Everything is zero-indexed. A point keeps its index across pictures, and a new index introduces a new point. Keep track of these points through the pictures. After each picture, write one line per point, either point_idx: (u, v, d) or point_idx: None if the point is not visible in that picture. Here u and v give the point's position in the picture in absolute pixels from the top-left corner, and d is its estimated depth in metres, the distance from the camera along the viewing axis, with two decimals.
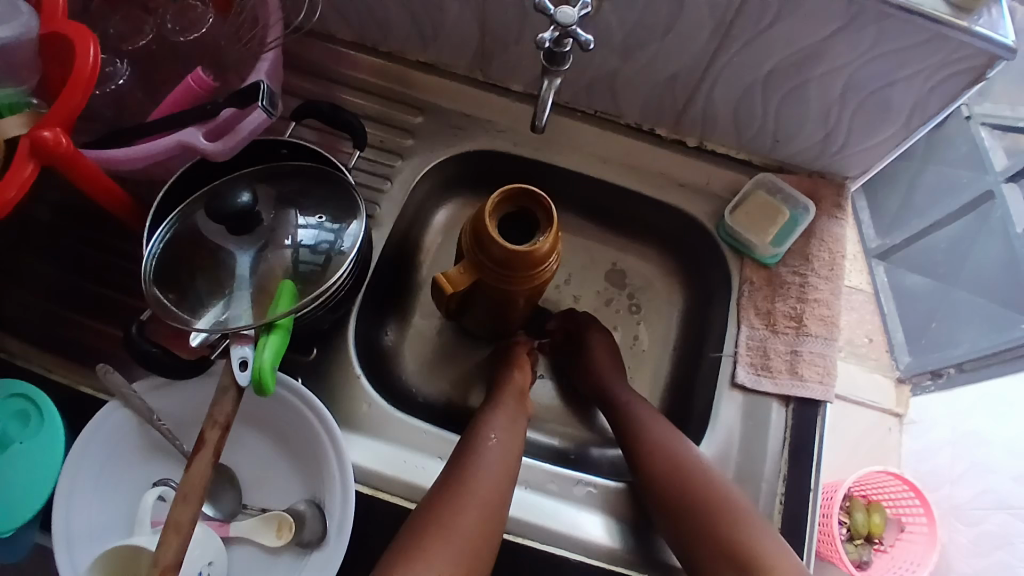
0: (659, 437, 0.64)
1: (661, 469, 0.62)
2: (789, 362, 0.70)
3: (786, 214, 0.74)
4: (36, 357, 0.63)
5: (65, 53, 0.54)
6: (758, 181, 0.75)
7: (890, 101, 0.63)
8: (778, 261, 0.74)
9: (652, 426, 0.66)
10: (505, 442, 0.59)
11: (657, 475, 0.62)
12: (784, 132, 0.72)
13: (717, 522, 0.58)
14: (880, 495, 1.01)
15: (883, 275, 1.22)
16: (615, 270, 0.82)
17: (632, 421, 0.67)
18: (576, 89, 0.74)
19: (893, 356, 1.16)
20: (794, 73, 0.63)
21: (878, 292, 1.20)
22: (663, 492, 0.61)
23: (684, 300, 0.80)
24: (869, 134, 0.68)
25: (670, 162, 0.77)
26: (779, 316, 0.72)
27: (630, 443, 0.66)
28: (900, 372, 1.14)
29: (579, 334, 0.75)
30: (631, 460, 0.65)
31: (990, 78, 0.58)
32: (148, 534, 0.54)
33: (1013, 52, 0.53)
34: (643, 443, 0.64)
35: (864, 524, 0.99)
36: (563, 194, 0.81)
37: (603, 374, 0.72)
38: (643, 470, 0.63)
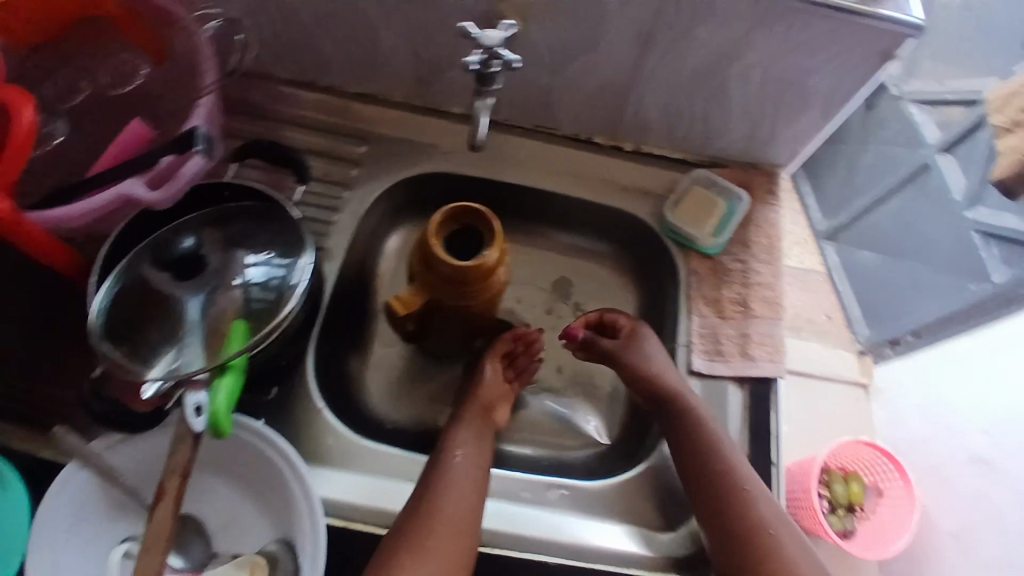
0: (689, 417, 0.66)
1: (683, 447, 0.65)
2: (741, 344, 0.72)
3: (722, 206, 0.77)
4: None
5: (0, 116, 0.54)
6: (692, 176, 0.78)
7: (808, 88, 0.67)
8: (720, 251, 0.76)
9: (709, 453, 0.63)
10: (471, 458, 0.60)
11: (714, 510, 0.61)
12: (714, 128, 0.75)
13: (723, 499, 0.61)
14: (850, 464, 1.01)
15: (834, 255, 1.18)
16: (562, 280, 0.84)
17: (667, 413, 0.68)
18: (513, 106, 0.76)
19: (852, 331, 1.10)
20: (717, 73, 0.67)
21: (832, 272, 1.16)
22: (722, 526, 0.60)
23: (636, 298, 0.83)
24: (794, 119, 0.71)
25: (612, 168, 0.79)
26: (727, 302, 0.74)
27: (690, 470, 0.64)
28: (860, 344, 1.09)
29: (631, 331, 0.73)
30: (692, 491, 0.63)
31: (898, 57, 0.62)
32: None
33: (921, 30, 0.58)
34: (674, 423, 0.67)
35: (843, 494, 0.98)
36: (513, 208, 0.83)
37: (633, 379, 0.70)
38: (706, 504, 0.62)
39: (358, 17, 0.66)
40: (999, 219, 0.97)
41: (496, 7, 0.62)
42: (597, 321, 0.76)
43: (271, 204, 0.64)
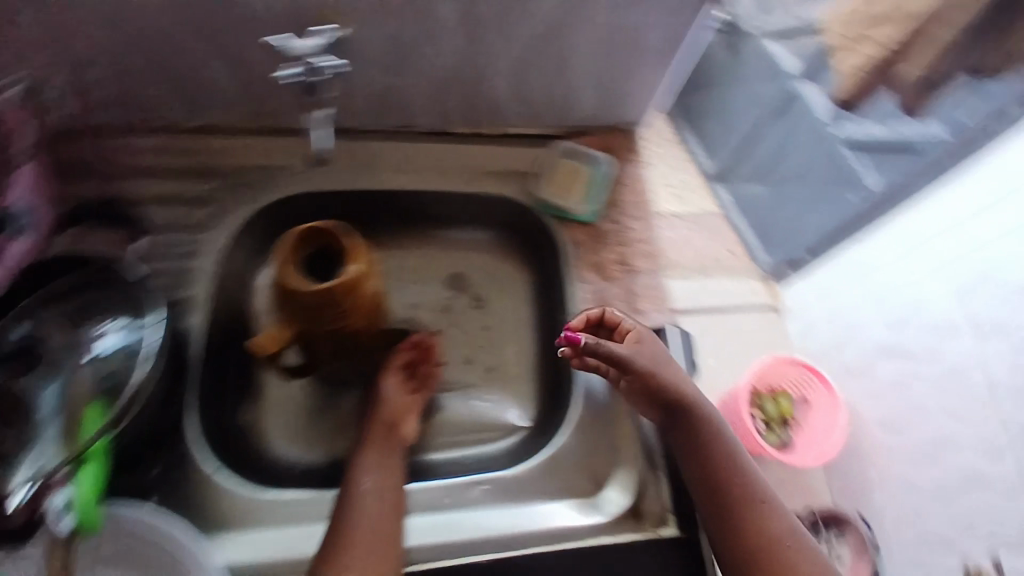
0: (700, 425, 0.63)
1: (693, 455, 0.62)
2: (630, 302, 0.74)
3: (587, 171, 0.78)
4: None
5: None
6: (553, 148, 0.78)
7: (644, 43, 0.68)
8: (597, 215, 0.77)
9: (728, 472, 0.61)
10: (380, 482, 0.58)
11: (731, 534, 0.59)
12: (567, 98, 0.75)
13: (733, 510, 0.59)
14: (782, 382, 0.86)
15: (728, 195, 1.02)
16: (456, 275, 0.82)
17: (684, 423, 0.63)
18: (363, 112, 0.73)
19: (753, 258, 0.98)
20: (556, 43, 0.67)
21: (726, 211, 1.02)
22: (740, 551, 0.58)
23: (530, 278, 0.82)
24: (638, 75, 0.73)
25: (476, 154, 0.78)
26: (610, 264, 0.75)
27: (700, 485, 0.62)
28: (766, 270, 0.97)
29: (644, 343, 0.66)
30: (700, 497, 0.62)
31: None
32: None
33: None
34: (686, 432, 0.63)
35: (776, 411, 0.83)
36: (388, 215, 0.80)
37: (643, 386, 0.65)
38: (716, 522, 0.60)
39: (168, 49, 0.61)
40: (863, 130, 0.79)
41: (313, 14, 0.59)
42: (602, 323, 0.68)
43: (100, 264, 0.61)
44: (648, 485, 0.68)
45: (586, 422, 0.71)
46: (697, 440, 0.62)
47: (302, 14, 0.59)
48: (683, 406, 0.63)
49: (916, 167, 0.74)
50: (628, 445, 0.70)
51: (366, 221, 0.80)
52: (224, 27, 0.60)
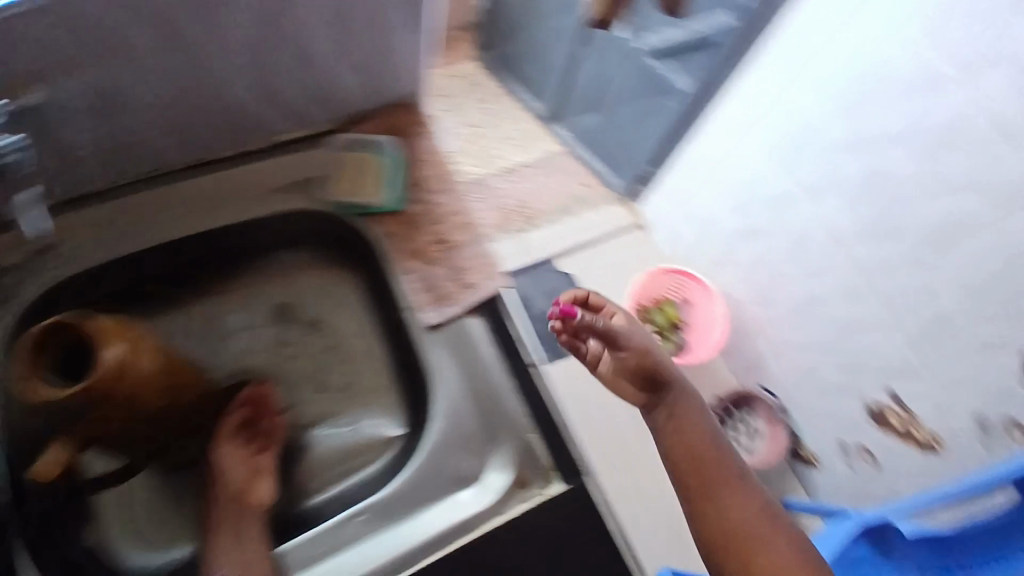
0: (684, 411, 0.62)
1: (675, 442, 0.61)
2: (458, 279, 0.71)
3: (378, 159, 0.73)
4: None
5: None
6: (335, 145, 0.74)
7: (383, 19, 0.62)
8: (402, 200, 0.73)
9: (705, 450, 0.60)
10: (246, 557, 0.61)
11: (708, 515, 0.57)
12: (326, 91, 0.69)
13: (712, 493, 0.58)
14: (662, 290, 0.92)
15: (566, 132, 1.18)
16: (281, 305, 0.80)
17: (672, 411, 0.63)
18: (105, 165, 0.66)
19: (607, 182, 1.08)
20: (280, 42, 0.61)
21: (571, 145, 1.16)
22: (713, 528, 0.56)
23: (356, 284, 0.80)
24: (396, 50, 0.67)
25: (255, 175, 0.72)
26: (427, 245, 0.72)
27: (681, 468, 0.60)
28: (622, 192, 1.05)
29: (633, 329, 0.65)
30: (682, 482, 0.60)
31: None
32: None
33: None
34: (669, 418, 0.63)
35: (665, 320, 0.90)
36: (186, 272, 0.75)
37: (623, 370, 0.64)
38: (697, 505, 0.58)
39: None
40: (661, 37, 0.94)
41: None
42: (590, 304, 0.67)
43: None
44: (525, 453, 0.67)
45: (457, 412, 0.67)
46: (678, 425, 0.62)
47: None
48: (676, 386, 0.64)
49: (717, 60, 0.83)
50: (504, 426, 0.68)
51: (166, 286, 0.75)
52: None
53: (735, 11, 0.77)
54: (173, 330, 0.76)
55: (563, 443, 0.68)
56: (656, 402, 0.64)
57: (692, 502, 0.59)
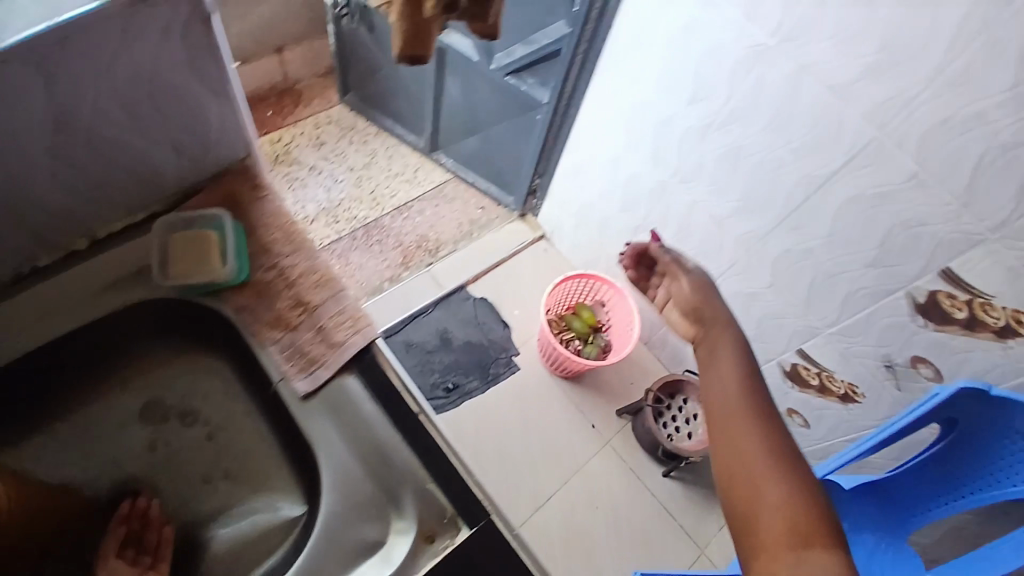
0: (720, 375, 0.63)
1: (719, 400, 0.61)
2: (325, 340, 0.68)
3: (212, 233, 0.68)
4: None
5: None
6: (162, 227, 0.69)
7: (180, 90, 0.60)
8: (248, 271, 0.70)
9: (741, 399, 0.60)
10: None
11: (719, 443, 0.59)
12: (142, 174, 0.65)
13: (731, 431, 0.59)
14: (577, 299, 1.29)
15: (449, 160, 1.47)
16: (149, 404, 0.74)
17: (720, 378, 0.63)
18: None
19: (504, 204, 1.44)
20: (73, 139, 0.57)
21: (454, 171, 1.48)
22: (727, 460, 0.58)
23: (224, 361, 0.75)
24: (206, 117, 0.64)
25: (79, 278, 0.66)
26: (288, 313, 0.69)
27: (723, 421, 0.60)
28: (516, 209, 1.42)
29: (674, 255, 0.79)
30: (719, 432, 0.60)
31: (216, 13, 0.57)
32: None
33: None
34: (717, 384, 0.63)
35: (582, 325, 1.25)
36: (35, 399, 0.68)
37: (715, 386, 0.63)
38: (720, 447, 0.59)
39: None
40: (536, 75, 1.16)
41: None
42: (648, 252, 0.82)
43: None
44: (425, 505, 0.65)
45: (344, 482, 0.64)
46: (721, 390, 0.62)
47: None
48: (717, 321, 0.69)
49: None
50: (398, 484, 0.66)
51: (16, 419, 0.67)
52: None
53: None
54: (29, 458, 0.68)
55: (462, 484, 0.66)
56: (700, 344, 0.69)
57: (713, 437, 0.60)
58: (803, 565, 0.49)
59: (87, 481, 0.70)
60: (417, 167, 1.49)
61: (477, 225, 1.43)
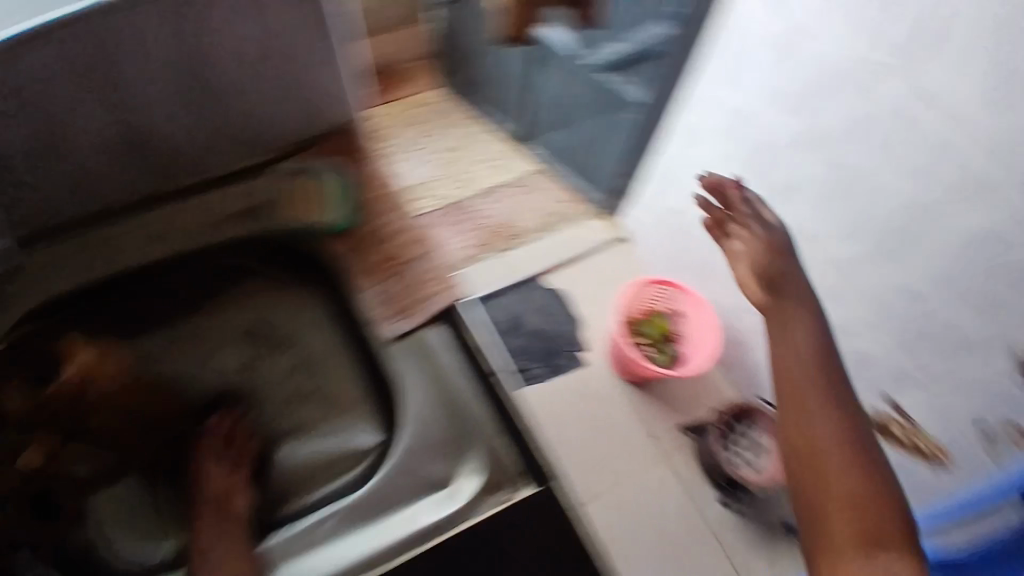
0: (793, 346, 0.64)
1: (788, 379, 0.63)
2: (414, 292, 0.75)
3: (330, 182, 0.80)
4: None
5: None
6: (287, 171, 0.80)
7: (296, 47, 0.69)
8: (354, 219, 0.79)
9: (811, 382, 0.62)
10: (228, 554, 0.63)
11: (795, 436, 0.62)
12: (266, 120, 0.75)
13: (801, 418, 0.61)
14: None
15: None
16: (252, 327, 0.81)
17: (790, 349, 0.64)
18: (67, 204, 0.72)
19: None
20: (208, 79, 0.67)
21: None
22: (798, 447, 0.61)
23: (320, 298, 0.83)
24: (315, 75, 0.73)
25: (213, 205, 0.78)
26: (381, 261, 0.76)
27: (794, 404, 0.62)
28: None
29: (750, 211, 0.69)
30: (792, 417, 0.62)
31: None
32: None
33: None
34: (787, 358, 0.64)
35: None
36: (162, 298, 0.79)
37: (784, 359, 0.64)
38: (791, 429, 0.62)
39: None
40: None
41: None
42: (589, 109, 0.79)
43: None
44: (494, 460, 0.69)
45: (424, 417, 0.70)
46: (790, 369, 0.63)
47: None
48: (792, 291, 0.65)
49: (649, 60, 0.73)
50: (473, 431, 0.70)
51: (144, 315, 0.78)
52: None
53: (672, 17, 0.68)
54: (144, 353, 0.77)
55: (527, 443, 0.70)
56: (766, 310, 0.66)
57: (784, 422, 0.63)
58: (874, 560, 0.55)
59: (189, 379, 0.78)
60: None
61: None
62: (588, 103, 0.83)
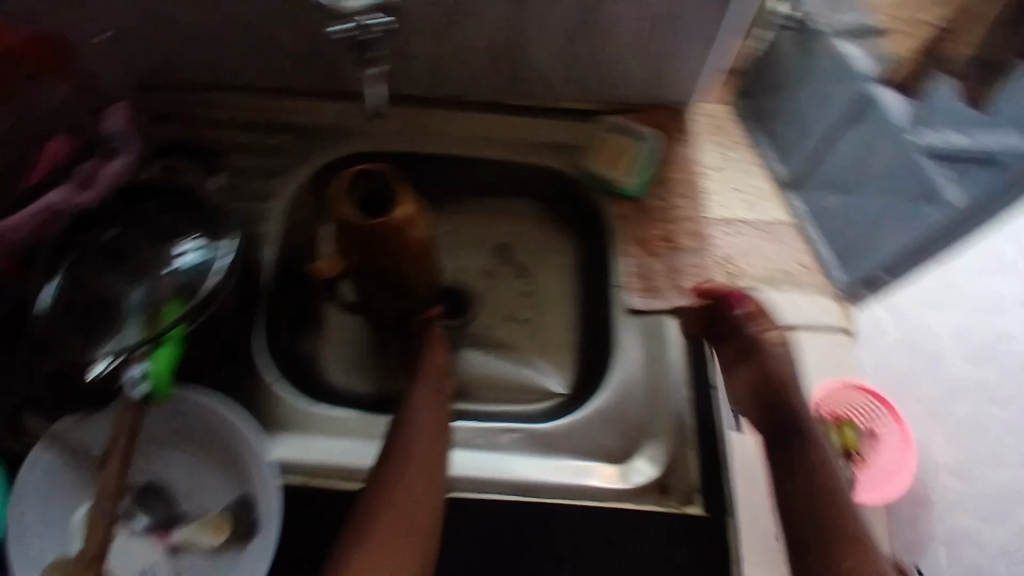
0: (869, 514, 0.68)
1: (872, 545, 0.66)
2: (671, 278, 0.73)
3: (639, 151, 0.77)
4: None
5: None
6: (605, 125, 0.78)
7: (688, 26, 0.67)
8: (644, 193, 0.76)
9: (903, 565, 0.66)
10: (432, 415, 0.67)
11: None
12: (616, 77, 0.75)
13: None
14: None
15: None
16: (501, 245, 0.87)
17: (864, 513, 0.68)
18: (422, 80, 0.77)
19: None
20: (596, 22, 0.68)
21: None
22: None
23: (577, 250, 0.85)
24: (685, 57, 0.71)
25: (526, 126, 0.79)
26: (655, 242, 0.75)
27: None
28: None
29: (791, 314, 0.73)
30: None
31: None
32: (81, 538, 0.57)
33: None
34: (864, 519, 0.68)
35: None
36: (451, 180, 0.83)
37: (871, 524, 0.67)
38: None
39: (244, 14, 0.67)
40: None
41: None
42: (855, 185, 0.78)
43: (173, 192, 0.65)
44: (680, 468, 0.67)
45: (628, 389, 0.72)
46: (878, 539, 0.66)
47: None
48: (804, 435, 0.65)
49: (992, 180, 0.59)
50: (664, 422, 0.69)
51: (431, 186, 0.85)
52: None
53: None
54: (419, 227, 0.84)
55: (716, 469, 0.66)
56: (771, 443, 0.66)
57: None
58: None
59: (442, 267, 0.84)
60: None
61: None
62: (891, 182, 0.68)
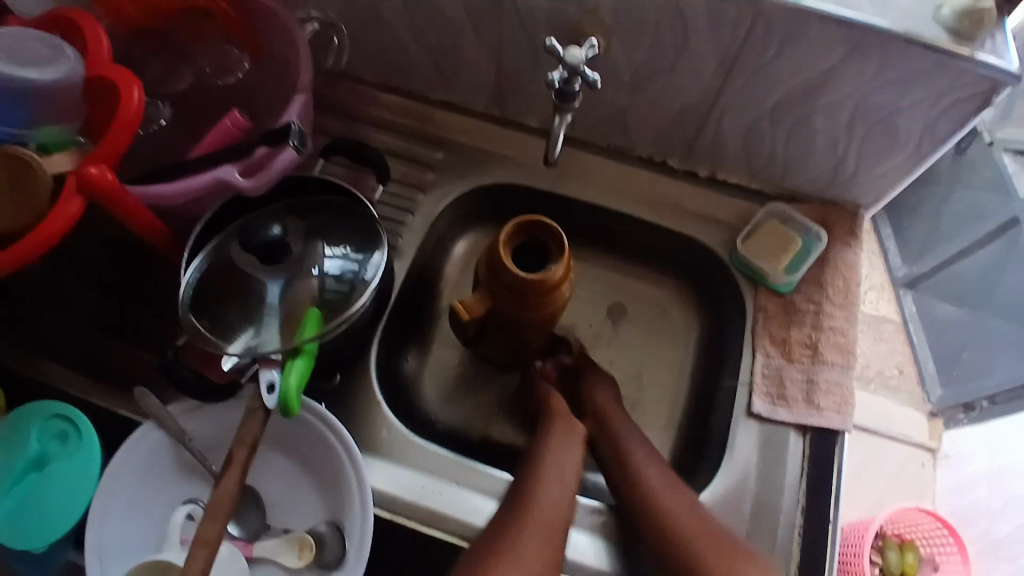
0: None
1: None
2: (806, 392, 0.68)
3: (798, 243, 0.73)
4: (64, 376, 0.63)
5: (104, 93, 0.61)
6: (769, 210, 0.74)
7: (899, 129, 0.62)
8: (792, 289, 0.72)
9: None
10: (561, 458, 0.63)
11: None
12: (793, 162, 0.71)
13: None
14: (915, 532, 1.07)
15: (911, 303, 1.31)
16: (618, 308, 0.81)
17: None
18: (589, 125, 0.75)
19: (925, 390, 1.25)
20: (798, 106, 0.64)
21: (907, 321, 1.29)
22: None
23: (698, 331, 0.79)
24: (879, 161, 0.67)
25: (682, 193, 0.77)
26: (795, 345, 0.70)
27: None
28: (932, 406, 1.24)
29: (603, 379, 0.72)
30: None
31: (996, 104, 0.57)
32: (176, 552, 0.55)
33: (1019, 78, 0.53)
34: None
35: (896, 564, 1.03)
36: (589, 229, 0.81)
37: None
38: None
39: (445, 27, 0.67)
40: None
41: (576, 26, 0.62)
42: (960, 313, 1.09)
43: (338, 191, 0.66)
44: None
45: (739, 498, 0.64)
46: None
47: (562, 23, 0.62)
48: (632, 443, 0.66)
49: None
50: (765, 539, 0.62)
51: (568, 225, 0.81)
52: (480, 8, 0.64)
53: None
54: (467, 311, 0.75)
55: None
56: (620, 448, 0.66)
57: None
58: None
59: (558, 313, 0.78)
60: (878, 287, 1.33)
61: (881, 379, 1.25)
62: None
